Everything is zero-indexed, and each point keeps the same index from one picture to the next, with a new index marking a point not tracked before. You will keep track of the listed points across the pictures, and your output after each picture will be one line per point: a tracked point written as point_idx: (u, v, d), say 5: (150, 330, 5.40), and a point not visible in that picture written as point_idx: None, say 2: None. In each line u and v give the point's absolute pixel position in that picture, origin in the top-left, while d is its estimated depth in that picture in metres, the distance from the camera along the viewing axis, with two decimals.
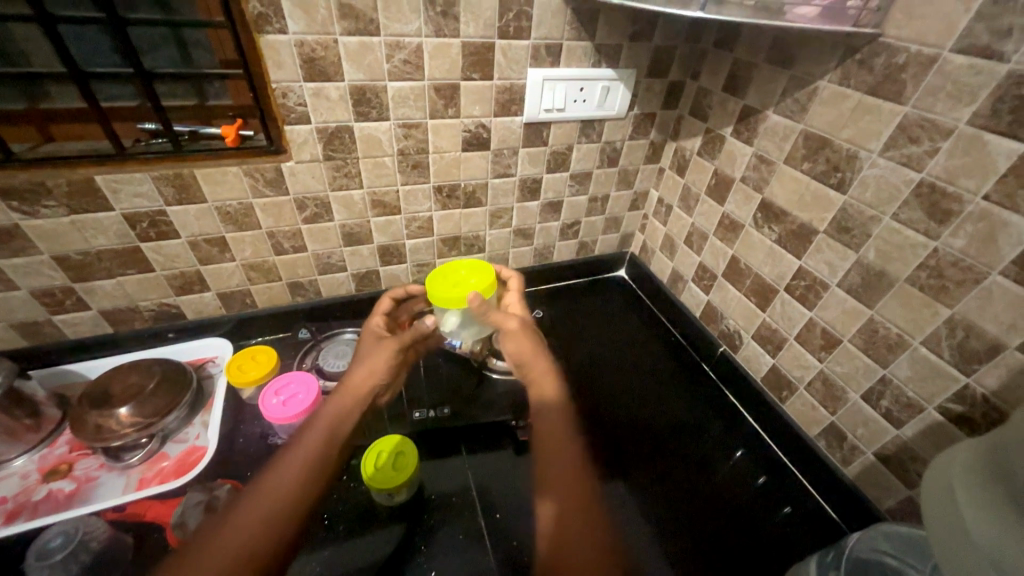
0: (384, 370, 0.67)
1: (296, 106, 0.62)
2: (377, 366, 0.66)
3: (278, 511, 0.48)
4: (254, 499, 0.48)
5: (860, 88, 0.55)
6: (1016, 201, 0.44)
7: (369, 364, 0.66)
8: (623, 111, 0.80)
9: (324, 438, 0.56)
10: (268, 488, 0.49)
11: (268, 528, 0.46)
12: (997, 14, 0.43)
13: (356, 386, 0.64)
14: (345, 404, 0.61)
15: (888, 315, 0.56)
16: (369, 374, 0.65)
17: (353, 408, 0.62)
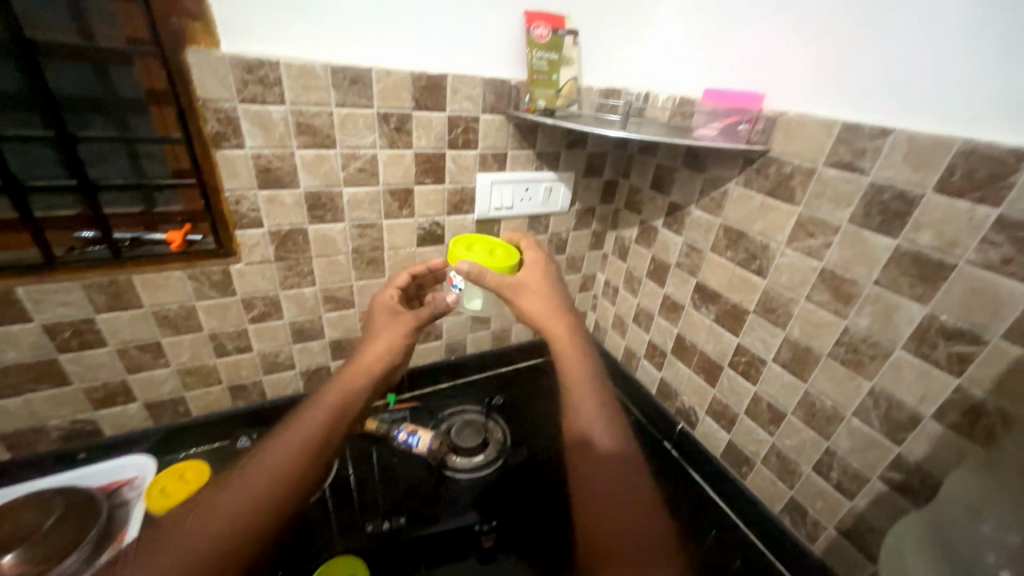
0: (391, 354, 0.60)
1: (249, 211, 0.63)
2: (385, 348, 0.60)
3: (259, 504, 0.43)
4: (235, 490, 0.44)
5: (760, 191, 0.64)
6: (900, 286, 0.51)
7: (383, 341, 0.61)
8: (566, 206, 0.88)
9: (326, 429, 0.51)
10: (254, 479, 0.45)
11: (248, 518, 0.42)
12: (852, 139, 0.53)
13: (365, 371, 0.58)
14: (350, 389, 0.55)
15: (820, 388, 0.60)
16: (381, 353, 0.60)
17: (359, 392, 0.56)
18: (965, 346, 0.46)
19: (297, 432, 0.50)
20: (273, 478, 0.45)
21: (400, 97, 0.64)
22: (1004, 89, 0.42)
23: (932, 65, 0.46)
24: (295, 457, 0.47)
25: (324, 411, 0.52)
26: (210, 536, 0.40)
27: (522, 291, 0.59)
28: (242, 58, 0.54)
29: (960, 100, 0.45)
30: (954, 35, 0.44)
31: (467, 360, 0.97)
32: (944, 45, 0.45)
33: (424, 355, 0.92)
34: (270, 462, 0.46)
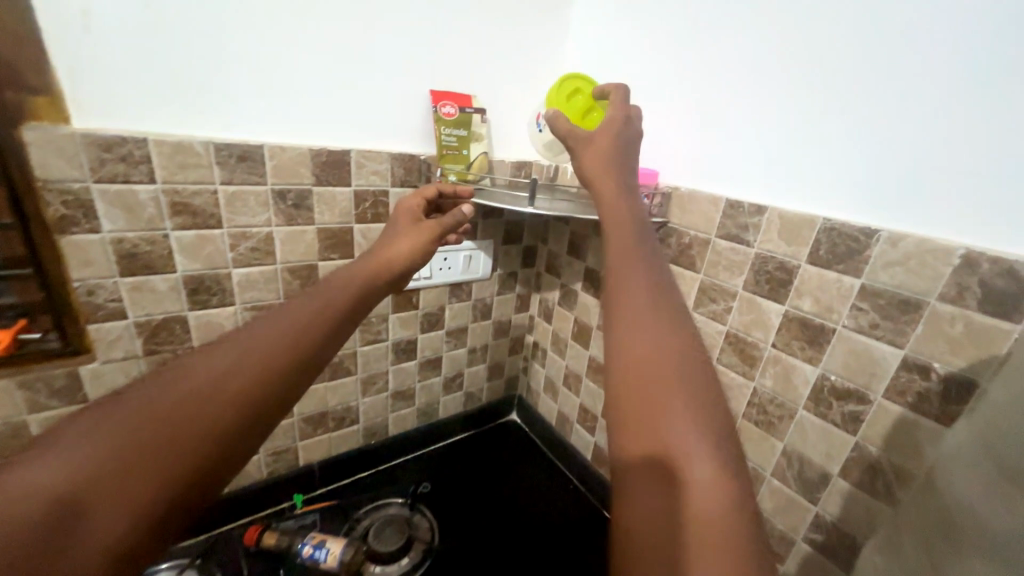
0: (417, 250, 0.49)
1: (107, 302, 0.54)
2: (408, 248, 0.48)
3: (242, 392, 0.27)
4: (213, 362, 0.28)
5: (665, 259, 0.68)
6: (793, 349, 0.54)
7: (408, 241, 0.49)
8: (488, 272, 0.87)
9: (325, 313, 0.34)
10: (233, 356, 0.28)
11: (224, 408, 0.26)
12: (735, 214, 0.58)
13: (381, 262, 0.44)
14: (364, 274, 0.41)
15: (740, 449, 0.62)
16: (405, 249, 0.48)
17: (375, 284, 0.41)
18: (855, 405, 0.49)
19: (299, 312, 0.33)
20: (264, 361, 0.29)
21: (299, 172, 0.60)
22: (847, 181, 0.47)
23: (790, 155, 0.52)
24: (291, 340, 0.30)
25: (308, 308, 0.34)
26: (162, 419, 0.25)
27: (584, 146, 0.47)
28: (99, 136, 0.47)
29: (816, 187, 0.50)
30: (803, 131, 0.50)
31: (390, 442, 0.88)
32: (797, 138, 0.51)
33: (339, 442, 0.82)
34: (263, 339, 0.30)
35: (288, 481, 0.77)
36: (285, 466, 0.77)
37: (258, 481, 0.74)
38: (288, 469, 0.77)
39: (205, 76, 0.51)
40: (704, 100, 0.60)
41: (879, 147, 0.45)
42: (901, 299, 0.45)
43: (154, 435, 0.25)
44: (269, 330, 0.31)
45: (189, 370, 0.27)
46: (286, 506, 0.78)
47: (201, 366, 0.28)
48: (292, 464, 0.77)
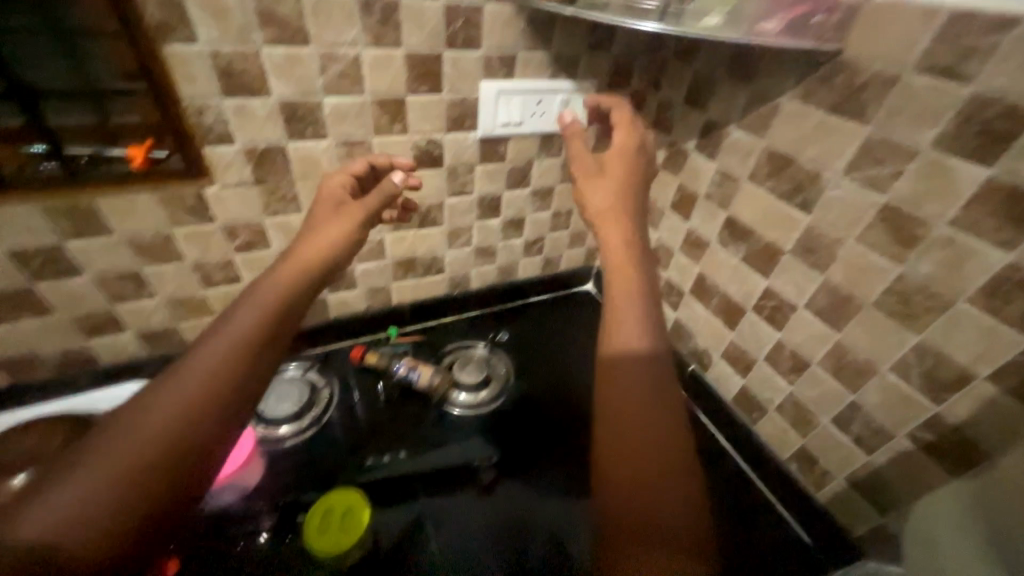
0: (344, 244, 0.55)
1: (215, 124, 0.55)
2: (329, 241, 0.54)
3: (211, 395, 0.40)
4: (180, 379, 0.40)
5: (821, 106, 0.53)
6: (980, 227, 0.42)
7: (331, 231, 0.55)
8: (584, 124, 0.77)
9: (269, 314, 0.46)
10: (193, 376, 0.40)
11: (190, 412, 0.38)
12: (959, 33, 0.41)
13: (315, 255, 0.52)
14: (292, 272, 0.51)
15: (854, 340, 0.55)
16: (331, 237, 0.54)
17: (306, 283, 0.51)
18: None
19: (253, 316, 0.45)
20: (226, 372, 0.41)
21: None
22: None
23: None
24: (250, 340, 0.44)
25: (266, 293, 0.48)
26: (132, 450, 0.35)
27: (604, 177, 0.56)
28: None
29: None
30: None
31: (471, 294, 0.92)
32: None
33: (425, 288, 0.87)
34: (221, 349, 0.42)
35: (381, 317, 0.85)
36: (380, 304, 0.85)
37: (357, 312, 0.83)
38: (383, 306, 0.85)
39: None
40: None
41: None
42: None
43: (156, 446, 0.36)
44: (229, 339, 0.43)
45: (167, 391, 0.39)
46: (383, 336, 0.88)
47: (179, 385, 0.39)
48: (385, 302, 0.85)
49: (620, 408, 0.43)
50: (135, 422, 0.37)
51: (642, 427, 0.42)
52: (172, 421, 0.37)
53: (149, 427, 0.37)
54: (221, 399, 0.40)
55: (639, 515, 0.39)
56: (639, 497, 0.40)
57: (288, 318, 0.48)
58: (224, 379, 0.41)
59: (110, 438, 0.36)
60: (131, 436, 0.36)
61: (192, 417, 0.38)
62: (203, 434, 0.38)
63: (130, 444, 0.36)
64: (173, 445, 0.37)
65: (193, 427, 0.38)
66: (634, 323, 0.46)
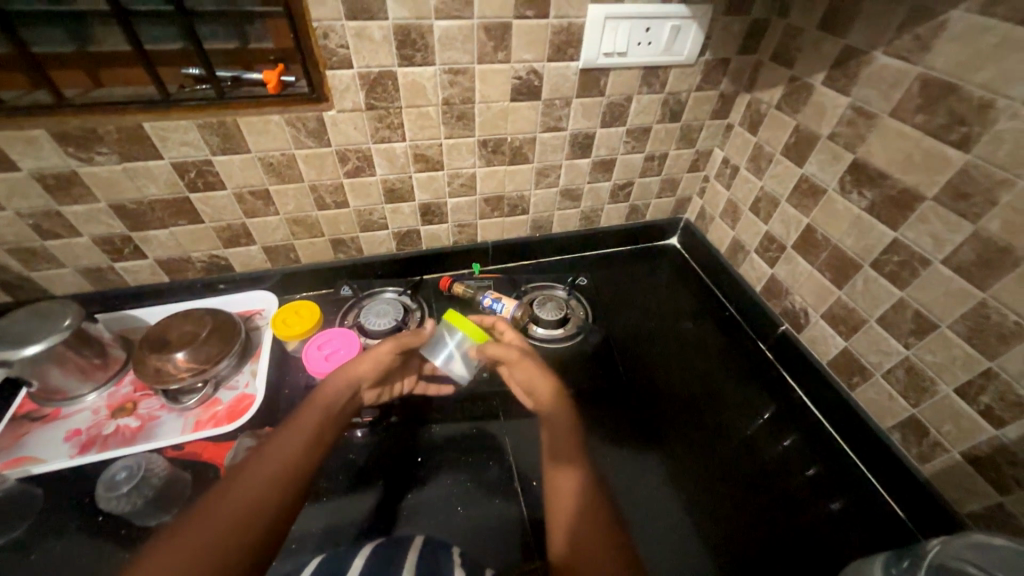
0: (378, 367, 0.64)
1: (339, 48, 0.58)
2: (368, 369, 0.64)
3: (281, 477, 0.51)
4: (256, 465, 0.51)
5: (1009, 18, 0.44)
6: None
7: (370, 356, 0.65)
8: (693, 56, 0.71)
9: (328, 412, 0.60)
10: (270, 464, 0.52)
11: (263, 497, 0.49)
12: None
13: (344, 385, 0.62)
14: (337, 392, 0.62)
15: (1005, 300, 0.48)
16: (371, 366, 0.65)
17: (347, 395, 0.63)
18: None
19: (307, 420, 0.58)
20: (289, 459, 0.53)
21: None
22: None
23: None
24: (311, 436, 0.56)
25: (323, 403, 0.60)
26: None
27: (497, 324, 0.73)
28: None
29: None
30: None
31: (553, 239, 0.93)
32: None
33: (509, 228, 0.89)
34: (283, 448, 0.54)
35: (466, 252, 0.89)
36: (467, 240, 0.88)
37: (445, 246, 0.88)
38: (469, 242, 0.89)
39: None
40: None
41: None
42: None
43: (241, 522, 0.46)
44: (293, 437, 0.56)
45: (249, 470, 0.51)
46: (467, 272, 0.92)
47: (256, 469, 0.51)
48: (472, 239, 0.88)
49: (558, 440, 0.61)
50: (226, 498, 0.48)
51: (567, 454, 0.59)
52: (251, 501, 0.48)
53: (236, 502, 0.48)
54: (285, 483, 0.51)
55: (585, 506, 0.52)
56: (577, 494, 0.54)
57: (334, 414, 0.60)
58: (285, 464, 0.52)
59: (217, 510, 0.47)
60: (225, 502, 0.47)
61: (267, 500, 0.49)
62: (273, 528, 0.47)
63: (222, 515, 0.46)
64: (234, 537, 0.44)
65: (265, 507, 0.48)
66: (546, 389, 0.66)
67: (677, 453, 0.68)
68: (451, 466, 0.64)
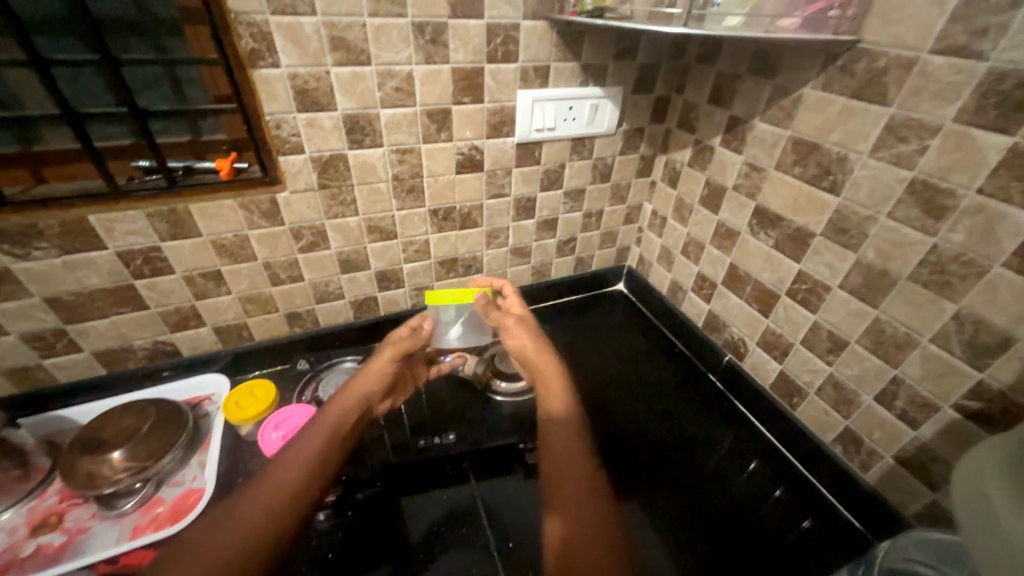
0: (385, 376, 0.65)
1: (290, 137, 0.62)
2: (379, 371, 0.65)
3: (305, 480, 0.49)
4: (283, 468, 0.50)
5: (844, 92, 0.56)
6: (1009, 193, 0.44)
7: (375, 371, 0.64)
8: (613, 127, 0.82)
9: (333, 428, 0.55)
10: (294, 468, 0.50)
11: (262, 528, 0.44)
12: (971, 15, 0.44)
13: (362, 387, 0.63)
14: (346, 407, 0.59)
15: (893, 314, 0.56)
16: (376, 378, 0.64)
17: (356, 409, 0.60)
18: None
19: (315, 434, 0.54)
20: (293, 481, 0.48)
21: (436, 2, 0.59)
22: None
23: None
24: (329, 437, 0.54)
25: (333, 414, 0.57)
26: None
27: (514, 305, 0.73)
28: None
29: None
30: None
31: None
32: None
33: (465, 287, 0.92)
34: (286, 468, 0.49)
35: None
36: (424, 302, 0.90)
37: (403, 310, 0.89)
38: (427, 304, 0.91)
39: None
40: None
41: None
42: None
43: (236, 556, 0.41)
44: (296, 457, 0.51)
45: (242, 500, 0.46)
46: None
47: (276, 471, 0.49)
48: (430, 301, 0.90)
49: (563, 438, 0.57)
50: (219, 531, 0.43)
51: (574, 454, 0.55)
52: (245, 533, 0.43)
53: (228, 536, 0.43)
54: (288, 511, 0.46)
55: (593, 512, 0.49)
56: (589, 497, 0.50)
57: (340, 428, 0.56)
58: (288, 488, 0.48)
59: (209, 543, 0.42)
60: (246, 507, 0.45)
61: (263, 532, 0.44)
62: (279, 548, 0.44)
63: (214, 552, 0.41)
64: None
65: (262, 542, 0.43)
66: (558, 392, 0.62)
67: (650, 494, 0.69)
68: (424, 539, 0.61)
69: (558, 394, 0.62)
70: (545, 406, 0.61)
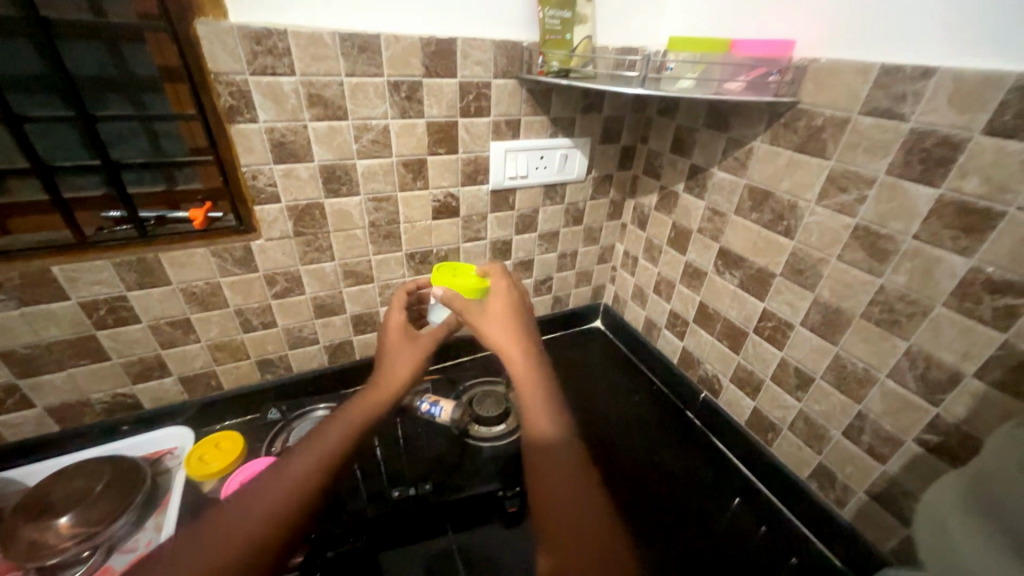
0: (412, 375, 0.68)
1: (266, 187, 0.63)
2: (405, 370, 0.67)
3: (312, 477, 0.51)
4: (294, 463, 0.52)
5: (789, 146, 0.61)
6: (941, 238, 0.48)
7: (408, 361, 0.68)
8: (583, 174, 0.86)
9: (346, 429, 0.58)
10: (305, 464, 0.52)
11: (260, 526, 0.45)
12: (891, 83, 0.49)
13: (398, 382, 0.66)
14: (367, 406, 0.62)
15: (852, 351, 0.58)
16: (405, 373, 0.67)
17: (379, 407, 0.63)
18: (1013, 298, 0.43)
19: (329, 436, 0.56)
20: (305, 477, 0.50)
21: (410, 63, 0.63)
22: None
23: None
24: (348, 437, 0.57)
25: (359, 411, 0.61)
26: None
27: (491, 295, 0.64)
28: (251, 29, 0.53)
29: (1011, 31, 0.42)
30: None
31: None
32: None
33: None
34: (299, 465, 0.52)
35: None
36: None
37: None
38: None
39: None
40: None
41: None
42: None
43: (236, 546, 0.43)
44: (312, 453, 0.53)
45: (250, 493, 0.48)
46: None
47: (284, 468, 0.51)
48: None
49: (549, 465, 0.50)
50: (226, 521, 0.44)
51: (561, 484, 0.49)
52: (251, 525, 0.44)
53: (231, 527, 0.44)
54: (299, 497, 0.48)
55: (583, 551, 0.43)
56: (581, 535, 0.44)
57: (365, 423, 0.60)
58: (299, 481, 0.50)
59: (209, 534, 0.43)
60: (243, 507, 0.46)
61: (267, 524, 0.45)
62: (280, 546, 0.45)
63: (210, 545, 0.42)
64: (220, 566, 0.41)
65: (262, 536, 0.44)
66: (542, 405, 0.55)
67: (636, 539, 0.67)
68: None
69: (542, 411, 0.54)
70: (529, 426, 0.54)
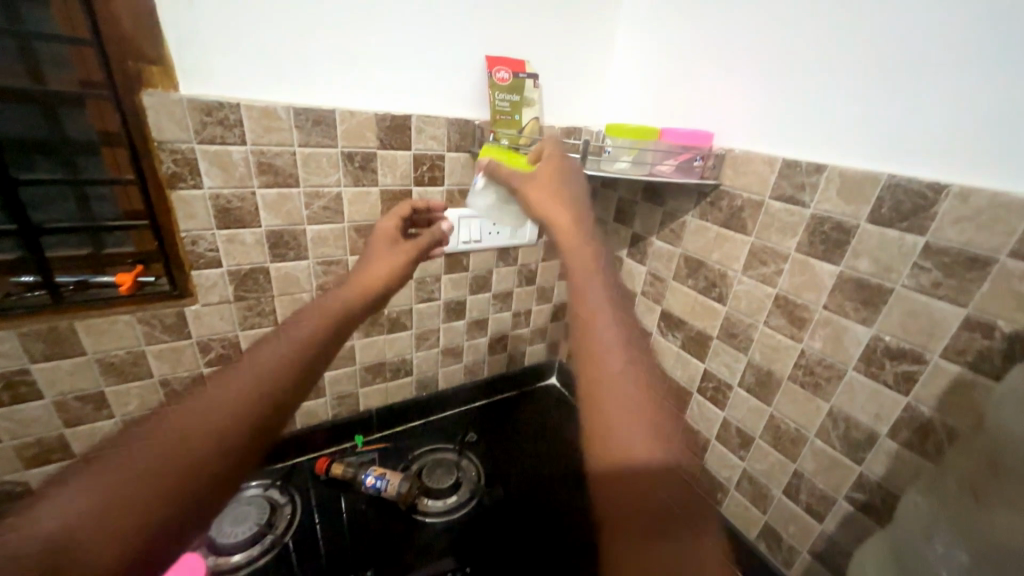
0: (395, 274, 0.57)
1: (207, 251, 0.61)
2: (387, 271, 0.57)
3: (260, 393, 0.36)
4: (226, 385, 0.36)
5: (715, 222, 0.68)
6: (845, 309, 0.53)
7: (388, 262, 0.58)
8: (534, 238, 0.90)
9: (310, 344, 0.42)
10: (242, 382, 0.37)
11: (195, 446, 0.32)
12: (792, 174, 0.57)
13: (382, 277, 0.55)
14: (349, 295, 0.50)
15: (784, 411, 0.62)
16: (383, 274, 0.56)
17: (366, 300, 0.51)
18: (909, 365, 0.49)
19: (243, 383, 0.36)
20: (233, 421, 0.34)
21: (365, 136, 0.65)
22: (910, 128, 0.47)
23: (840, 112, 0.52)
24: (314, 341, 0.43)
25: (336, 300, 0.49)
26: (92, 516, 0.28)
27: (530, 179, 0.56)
28: (202, 101, 0.54)
29: (866, 144, 0.50)
30: (866, 80, 0.49)
31: (440, 396, 0.95)
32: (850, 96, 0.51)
33: (394, 393, 0.88)
34: (221, 401, 0.35)
35: (347, 425, 0.84)
36: (348, 410, 0.85)
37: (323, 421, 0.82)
38: (350, 413, 0.85)
39: (286, 47, 0.57)
40: (755, 59, 0.60)
41: (950, 90, 0.44)
42: (968, 256, 0.44)
43: (128, 501, 0.29)
44: (254, 373, 0.38)
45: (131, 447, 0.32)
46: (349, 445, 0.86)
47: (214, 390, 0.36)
48: (354, 409, 0.85)
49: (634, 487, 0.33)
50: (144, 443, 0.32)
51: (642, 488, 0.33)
52: (144, 477, 0.30)
53: (117, 481, 0.30)
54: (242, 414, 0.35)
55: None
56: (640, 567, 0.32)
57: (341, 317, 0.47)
58: (230, 425, 0.34)
59: (88, 479, 0.30)
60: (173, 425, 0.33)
61: (188, 471, 0.31)
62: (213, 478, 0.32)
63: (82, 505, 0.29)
64: (105, 529, 0.28)
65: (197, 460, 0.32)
66: (638, 424, 0.35)
67: None
68: None
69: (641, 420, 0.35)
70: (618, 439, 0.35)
